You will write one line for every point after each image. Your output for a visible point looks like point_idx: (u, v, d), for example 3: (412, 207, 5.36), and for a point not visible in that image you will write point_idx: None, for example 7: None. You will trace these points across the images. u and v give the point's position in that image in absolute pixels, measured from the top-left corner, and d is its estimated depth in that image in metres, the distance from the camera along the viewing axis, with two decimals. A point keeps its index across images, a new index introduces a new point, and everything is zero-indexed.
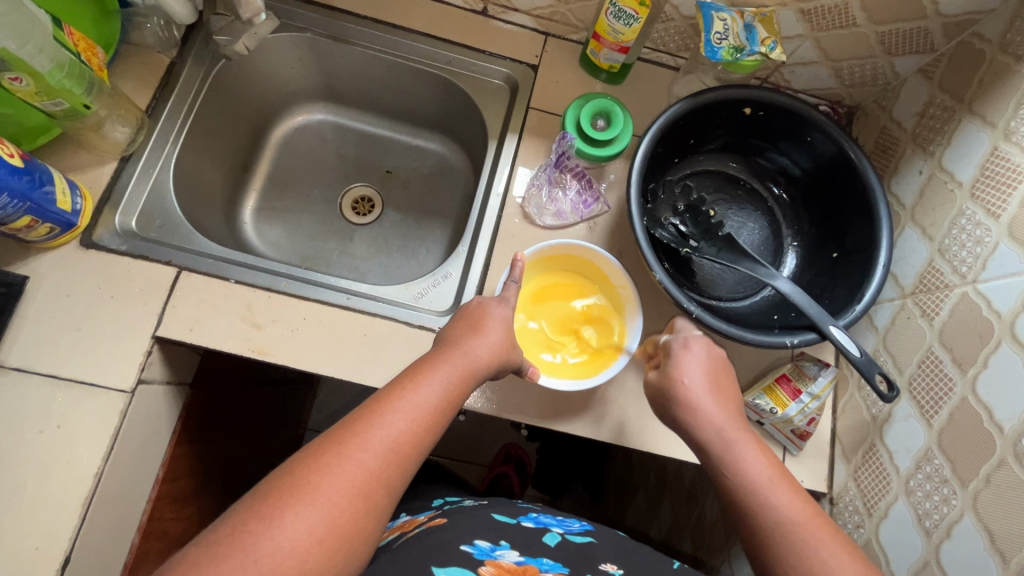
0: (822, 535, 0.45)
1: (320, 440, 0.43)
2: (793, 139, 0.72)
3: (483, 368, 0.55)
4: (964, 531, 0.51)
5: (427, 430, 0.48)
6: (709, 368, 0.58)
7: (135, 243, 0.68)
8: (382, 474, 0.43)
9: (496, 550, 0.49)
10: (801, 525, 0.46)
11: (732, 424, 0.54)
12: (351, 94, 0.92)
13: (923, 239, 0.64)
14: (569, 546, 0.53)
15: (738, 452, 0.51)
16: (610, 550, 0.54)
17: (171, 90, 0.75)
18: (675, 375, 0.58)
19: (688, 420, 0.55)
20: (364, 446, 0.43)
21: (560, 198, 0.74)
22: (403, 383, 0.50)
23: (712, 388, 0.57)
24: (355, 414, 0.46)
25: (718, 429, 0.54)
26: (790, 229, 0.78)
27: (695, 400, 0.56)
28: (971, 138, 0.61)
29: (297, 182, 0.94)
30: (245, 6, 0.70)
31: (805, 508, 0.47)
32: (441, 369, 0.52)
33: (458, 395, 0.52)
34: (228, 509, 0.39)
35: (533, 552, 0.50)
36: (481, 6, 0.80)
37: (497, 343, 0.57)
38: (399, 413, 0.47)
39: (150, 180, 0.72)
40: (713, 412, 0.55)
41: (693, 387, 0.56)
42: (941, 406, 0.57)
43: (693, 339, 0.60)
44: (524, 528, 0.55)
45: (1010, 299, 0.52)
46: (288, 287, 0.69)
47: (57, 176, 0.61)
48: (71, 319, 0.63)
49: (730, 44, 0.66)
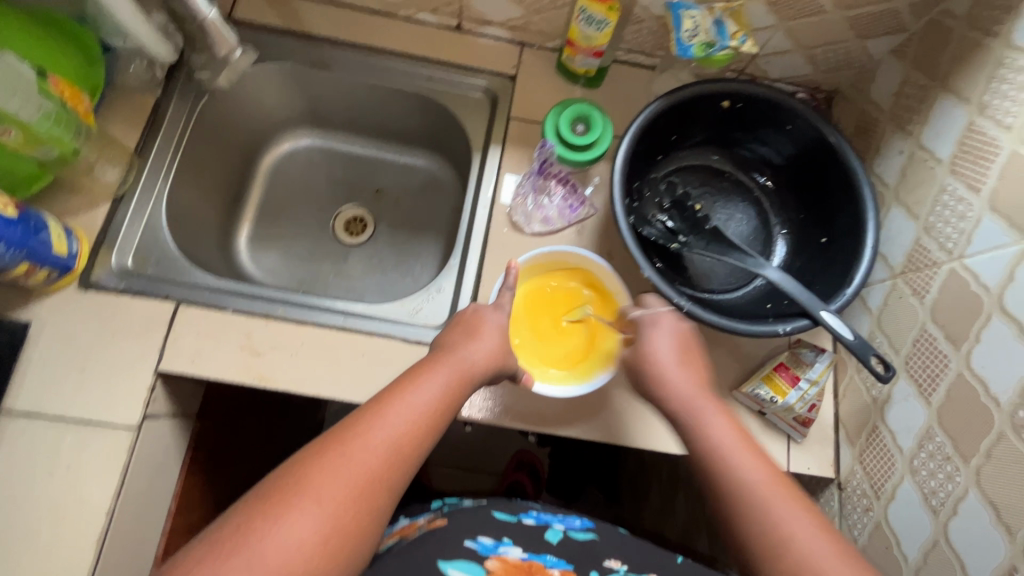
0: (782, 495, 0.47)
1: (321, 441, 0.44)
2: (772, 128, 0.73)
3: (480, 368, 0.56)
4: (969, 507, 0.51)
5: (428, 431, 0.48)
6: (677, 340, 0.60)
7: (132, 281, 0.69)
8: (383, 474, 0.44)
9: (500, 546, 0.50)
10: (761, 481, 0.48)
11: (703, 392, 0.57)
12: (336, 117, 0.93)
13: (909, 218, 0.65)
14: (572, 543, 0.53)
15: (704, 415, 0.55)
16: (614, 547, 0.54)
17: (158, 128, 0.76)
18: (647, 350, 0.60)
19: (658, 391, 0.58)
20: (366, 446, 0.44)
21: (546, 204, 0.75)
22: (401, 386, 0.51)
23: (681, 361, 0.59)
24: (354, 415, 0.47)
25: (687, 396, 0.56)
26: (778, 217, 0.78)
27: (661, 369, 0.58)
28: (948, 114, 0.61)
29: (289, 208, 0.95)
30: (218, 44, 0.68)
31: (767, 470, 0.49)
32: (439, 371, 0.53)
33: (456, 396, 0.52)
34: (234, 508, 0.40)
35: (536, 546, 0.51)
36: (455, 21, 0.82)
37: (494, 347, 0.58)
38: (400, 414, 0.48)
39: (143, 218, 0.74)
40: (684, 385, 0.57)
41: (661, 359, 0.59)
42: (938, 383, 0.57)
43: (662, 314, 0.61)
44: (525, 527, 0.55)
45: (997, 272, 0.52)
46: (285, 313, 0.70)
47: (52, 223, 0.63)
48: (74, 360, 0.64)
49: (701, 40, 0.67)
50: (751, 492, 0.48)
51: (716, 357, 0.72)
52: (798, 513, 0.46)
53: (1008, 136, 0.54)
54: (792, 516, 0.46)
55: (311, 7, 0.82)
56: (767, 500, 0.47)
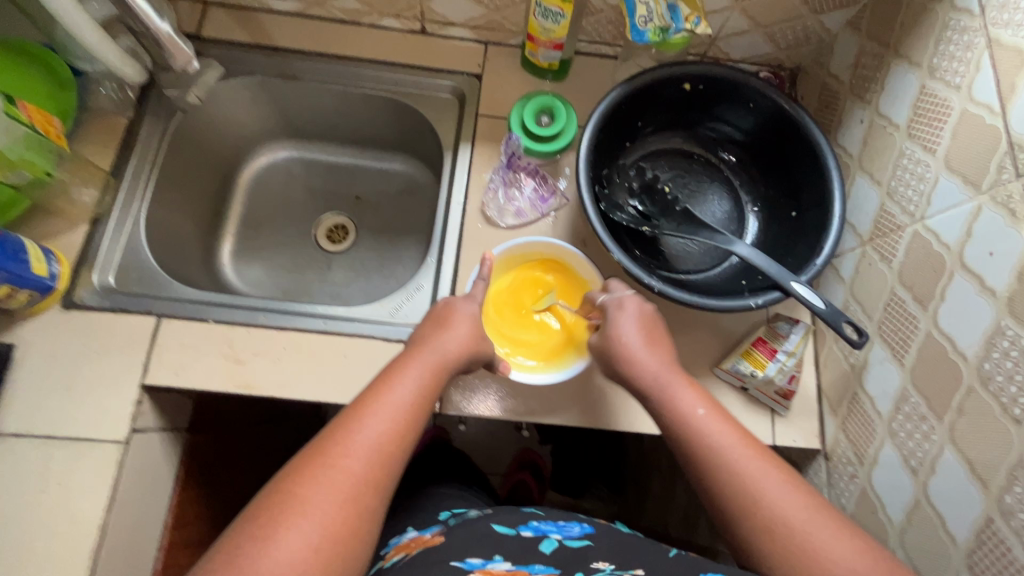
0: (764, 469, 0.48)
1: (305, 455, 0.45)
2: (733, 106, 0.74)
3: (456, 360, 0.57)
4: (946, 464, 0.51)
5: (409, 427, 0.49)
6: (642, 322, 0.60)
7: (114, 298, 0.70)
8: (372, 477, 0.45)
9: (488, 562, 0.49)
10: (741, 455, 0.49)
11: (673, 369, 0.57)
12: (311, 127, 0.95)
13: (873, 185, 0.65)
14: (563, 550, 0.53)
15: (675, 394, 0.55)
16: (607, 551, 0.52)
17: (133, 148, 0.77)
18: (612, 335, 0.59)
19: (630, 374, 0.57)
20: (352, 454, 0.45)
21: (517, 197, 0.76)
22: (378, 386, 0.51)
23: (648, 342, 0.59)
24: (335, 423, 0.48)
25: (658, 376, 0.56)
26: (748, 194, 0.79)
27: (632, 353, 0.58)
28: (902, 80, 0.62)
29: (271, 220, 0.96)
30: (176, 58, 0.70)
31: (745, 445, 0.50)
32: (412, 368, 0.54)
33: (433, 389, 0.53)
34: (224, 534, 0.40)
35: (524, 557, 0.51)
36: (419, 25, 0.83)
37: (466, 337, 0.58)
38: (377, 415, 0.48)
39: (123, 237, 0.75)
40: (655, 365, 0.57)
41: (629, 344, 0.58)
42: (910, 344, 0.57)
43: (625, 298, 0.61)
44: (519, 540, 0.54)
45: (956, 230, 0.53)
46: (266, 319, 0.71)
47: (29, 245, 0.64)
48: (60, 379, 0.65)
49: (655, 25, 0.67)
50: (733, 468, 0.48)
51: (695, 336, 0.73)
52: (778, 483, 0.47)
53: (958, 95, 0.54)
54: (772, 486, 0.47)
55: (276, 21, 0.83)
56: (747, 473, 0.48)
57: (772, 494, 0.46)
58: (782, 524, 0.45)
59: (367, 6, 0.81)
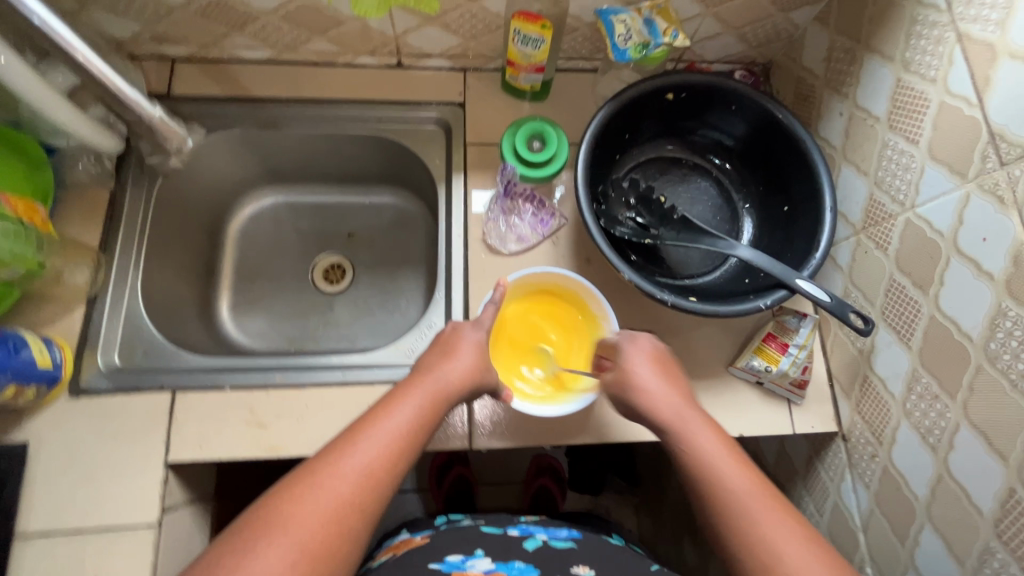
0: (772, 512, 0.49)
1: (297, 471, 0.48)
2: (718, 112, 0.76)
3: (458, 388, 0.57)
4: (964, 440, 0.54)
5: (400, 455, 0.51)
6: (654, 358, 0.61)
7: (122, 379, 0.68)
8: (354, 501, 0.46)
9: (466, 560, 0.53)
10: (752, 498, 0.50)
11: (688, 409, 0.58)
12: (294, 170, 0.93)
13: (860, 175, 0.68)
14: (546, 551, 0.56)
15: (689, 429, 0.56)
16: (586, 553, 0.56)
17: (119, 220, 0.75)
18: (628, 368, 0.61)
19: (645, 409, 0.58)
20: (339, 476, 0.47)
21: (518, 224, 0.77)
22: (379, 413, 0.53)
23: (666, 380, 0.60)
24: (331, 446, 0.50)
25: (671, 414, 0.57)
26: (740, 194, 0.81)
27: (646, 386, 0.59)
28: (876, 73, 0.65)
29: (263, 268, 0.93)
30: (168, 138, 0.68)
31: (753, 482, 0.51)
32: (411, 396, 0.55)
33: (429, 419, 0.54)
34: (214, 541, 0.43)
35: (503, 556, 0.55)
36: (395, 59, 0.83)
37: (469, 367, 0.59)
38: (370, 440, 0.50)
39: (122, 312, 0.73)
40: (670, 402, 0.58)
41: (644, 378, 0.59)
42: (915, 327, 0.60)
43: (640, 334, 0.63)
44: (506, 540, 0.59)
45: (947, 217, 0.55)
46: (283, 378, 0.70)
47: (30, 338, 0.62)
48: (81, 470, 0.64)
49: (635, 42, 0.68)
50: (737, 504, 0.49)
51: (706, 338, 0.75)
52: (777, 520, 0.48)
53: (933, 88, 0.57)
54: (770, 523, 0.48)
55: (249, 71, 0.82)
56: (748, 509, 0.49)
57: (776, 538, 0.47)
58: (772, 554, 0.46)
59: (340, 47, 0.80)
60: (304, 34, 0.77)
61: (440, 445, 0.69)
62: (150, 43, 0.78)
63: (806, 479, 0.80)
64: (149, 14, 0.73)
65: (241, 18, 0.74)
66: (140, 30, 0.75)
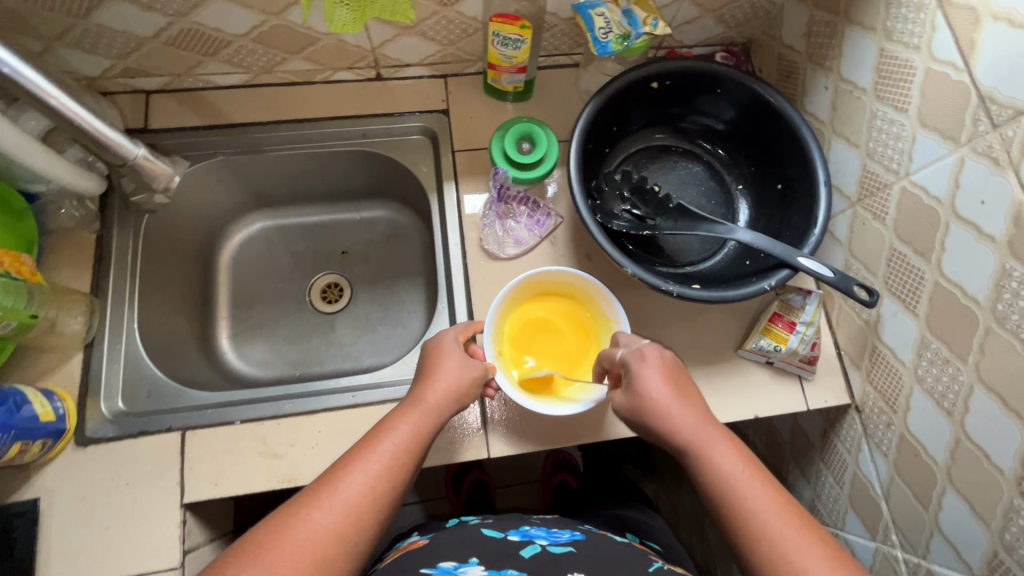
0: (802, 539, 0.45)
1: (283, 507, 0.46)
2: (705, 97, 0.76)
3: (442, 415, 0.57)
4: (979, 402, 0.54)
5: (389, 483, 0.50)
6: (667, 374, 0.59)
7: (129, 423, 0.67)
8: (341, 533, 0.45)
9: (459, 567, 0.51)
10: (780, 526, 0.46)
11: (707, 428, 0.55)
12: (281, 193, 0.92)
13: (851, 147, 0.68)
14: (543, 556, 0.53)
15: (707, 450, 0.53)
16: (586, 557, 0.53)
17: (108, 262, 0.74)
18: (641, 389, 0.58)
19: (662, 430, 0.56)
20: (326, 508, 0.46)
21: (514, 227, 0.76)
22: (367, 443, 0.52)
23: (680, 399, 0.57)
24: (319, 480, 0.49)
25: (690, 434, 0.54)
26: (733, 176, 0.81)
27: (663, 407, 0.56)
28: (859, 45, 0.65)
29: (259, 295, 0.91)
30: (155, 179, 0.62)
31: (781, 506, 0.48)
32: (400, 423, 0.55)
33: (418, 446, 0.54)
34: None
35: (497, 563, 0.52)
36: (374, 72, 0.81)
37: (454, 388, 0.59)
38: (360, 470, 0.49)
39: (121, 355, 0.71)
40: (688, 422, 0.55)
41: (660, 399, 0.57)
42: (919, 295, 0.60)
43: (647, 348, 0.60)
44: (505, 543, 0.57)
45: (943, 183, 0.56)
46: (293, 407, 0.69)
47: (30, 393, 0.61)
48: (95, 520, 0.62)
49: (616, 34, 0.67)
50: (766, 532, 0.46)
51: (713, 324, 0.75)
52: (810, 550, 0.44)
53: (918, 55, 0.57)
54: (802, 552, 0.44)
55: (226, 97, 0.80)
56: (776, 537, 0.46)
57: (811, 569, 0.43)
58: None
59: (317, 64, 0.79)
60: (279, 54, 0.76)
61: (458, 457, 0.68)
62: (122, 77, 0.76)
63: (823, 453, 0.80)
64: (119, 48, 0.71)
65: (213, 44, 0.72)
66: (111, 65, 0.74)
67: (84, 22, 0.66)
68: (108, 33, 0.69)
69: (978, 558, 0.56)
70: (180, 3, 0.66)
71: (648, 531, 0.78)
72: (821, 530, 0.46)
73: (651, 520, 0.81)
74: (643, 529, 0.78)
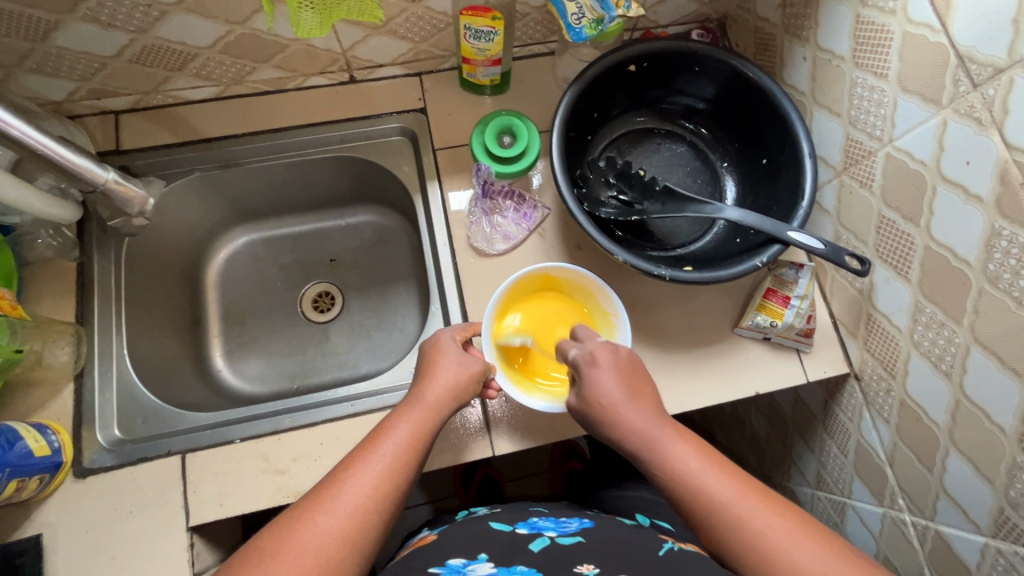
0: (771, 517, 0.45)
1: (286, 513, 0.45)
2: (684, 76, 0.75)
3: (443, 411, 0.56)
4: (976, 362, 0.54)
5: (393, 483, 0.49)
6: (618, 372, 0.57)
7: (127, 451, 0.66)
8: (346, 536, 0.44)
9: (468, 565, 0.50)
10: (748, 509, 0.46)
11: (657, 421, 0.53)
12: (264, 205, 0.90)
13: (833, 117, 0.68)
14: (551, 548, 0.52)
15: (667, 448, 0.51)
16: (597, 547, 0.53)
17: (91, 289, 0.73)
18: (592, 395, 0.56)
19: (616, 433, 0.54)
20: (329, 511, 0.45)
21: (502, 223, 0.75)
22: (368, 445, 0.52)
23: (630, 395, 0.56)
24: (320, 484, 0.48)
25: (642, 432, 0.53)
26: (717, 154, 0.81)
27: (615, 410, 0.54)
28: (834, 12, 0.64)
29: (250, 310, 0.90)
30: (129, 204, 0.59)
31: (744, 488, 0.47)
32: (401, 423, 0.54)
33: (421, 443, 0.53)
34: None
35: (507, 560, 0.51)
36: (347, 74, 0.80)
37: (452, 383, 0.58)
38: (363, 472, 0.48)
39: (113, 383, 0.70)
40: (638, 420, 0.54)
41: (612, 401, 0.55)
42: (910, 260, 0.60)
43: (596, 351, 0.59)
44: (514, 535, 0.56)
45: (927, 146, 0.55)
46: (293, 421, 0.68)
47: (23, 428, 0.60)
48: (101, 551, 0.62)
49: (589, 19, 0.66)
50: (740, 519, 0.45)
51: (708, 304, 0.75)
52: (780, 526, 0.44)
53: (895, 19, 0.56)
54: (774, 531, 0.44)
55: (198, 112, 0.79)
56: (749, 523, 0.45)
57: (785, 546, 0.43)
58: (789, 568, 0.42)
59: (288, 71, 0.77)
60: (248, 64, 0.74)
61: (462, 457, 0.68)
62: (89, 99, 0.74)
63: (825, 423, 0.81)
64: (82, 70, 0.69)
65: (179, 58, 0.71)
66: (76, 87, 0.72)
67: (44, 45, 0.65)
68: (70, 55, 0.67)
69: (985, 517, 0.57)
70: (140, 19, 0.64)
71: (659, 511, 0.77)
72: (787, 503, 0.46)
73: (662, 499, 0.81)
74: (653, 509, 0.78)
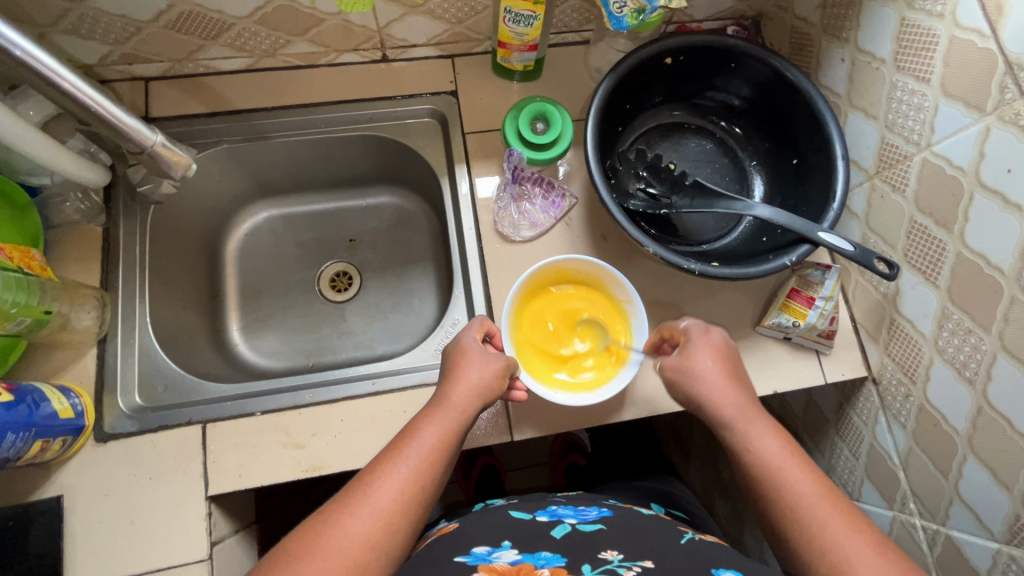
0: (840, 524, 0.46)
1: (314, 518, 0.46)
2: (721, 72, 0.75)
3: (468, 414, 0.56)
4: (1003, 371, 0.55)
5: (419, 488, 0.49)
6: (719, 354, 0.60)
7: (148, 418, 0.66)
8: (374, 540, 0.44)
9: (493, 552, 0.50)
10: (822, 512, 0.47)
11: (753, 407, 0.56)
12: (287, 181, 0.90)
13: (869, 120, 0.68)
14: (575, 536, 0.52)
15: (754, 433, 0.53)
16: (619, 535, 0.52)
17: (116, 255, 0.73)
18: (691, 359, 0.59)
19: (708, 403, 0.57)
20: (355, 513, 0.45)
21: (530, 210, 0.75)
22: (395, 447, 0.52)
23: (728, 375, 0.58)
24: (349, 485, 0.49)
25: (736, 412, 0.55)
26: (747, 153, 0.80)
27: (713, 382, 0.57)
28: (878, 14, 0.64)
29: (267, 285, 0.90)
30: (172, 167, 0.59)
31: (828, 495, 0.48)
32: (426, 424, 0.54)
33: (448, 447, 0.53)
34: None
35: (531, 546, 0.51)
36: (380, 53, 0.79)
37: (474, 385, 0.57)
38: (389, 477, 0.48)
39: (135, 349, 0.71)
40: (734, 401, 0.56)
41: (708, 375, 0.58)
42: (940, 266, 0.60)
43: (712, 327, 0.62)
44: (535, 524, 0.56)
45: (967, 153, 0.55)
46: (313, 396, 0.69)
47: (47, 389, 0.60)
48: (119, 515, 0.62)
49: (631, 8, 0.64)
50: (808, 513, 0.47)
51: (731, 302, 0.76)
52: (848, 528, 0.45)
53: (942, 23, 0.56)
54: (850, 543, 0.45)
55: (229, 83, 0.79)
56: (820, 523, 0.46)
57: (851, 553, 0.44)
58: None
59: (322, 46, 0.77)
60: (283, 36, 0.74)
61: (480, 441, 0.69)
62: (120, 64, 0.74)
63: (838, 425, 0.81)
64: (117, 34, 0.69)
65: (215, 27, 0.70)
66: (109, 51, 0.71)
67: (81, 6, 0.64)
68: (106, 18, 0.66)
69: (999, 523, 0.57)
70: None
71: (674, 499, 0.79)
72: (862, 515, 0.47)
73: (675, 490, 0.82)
74: (666, 498, 0.79)
